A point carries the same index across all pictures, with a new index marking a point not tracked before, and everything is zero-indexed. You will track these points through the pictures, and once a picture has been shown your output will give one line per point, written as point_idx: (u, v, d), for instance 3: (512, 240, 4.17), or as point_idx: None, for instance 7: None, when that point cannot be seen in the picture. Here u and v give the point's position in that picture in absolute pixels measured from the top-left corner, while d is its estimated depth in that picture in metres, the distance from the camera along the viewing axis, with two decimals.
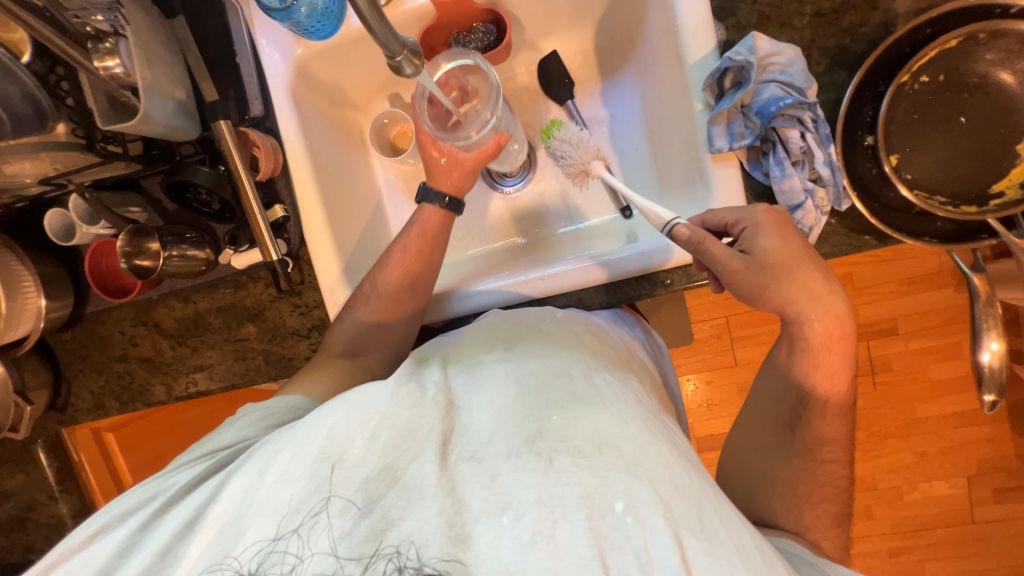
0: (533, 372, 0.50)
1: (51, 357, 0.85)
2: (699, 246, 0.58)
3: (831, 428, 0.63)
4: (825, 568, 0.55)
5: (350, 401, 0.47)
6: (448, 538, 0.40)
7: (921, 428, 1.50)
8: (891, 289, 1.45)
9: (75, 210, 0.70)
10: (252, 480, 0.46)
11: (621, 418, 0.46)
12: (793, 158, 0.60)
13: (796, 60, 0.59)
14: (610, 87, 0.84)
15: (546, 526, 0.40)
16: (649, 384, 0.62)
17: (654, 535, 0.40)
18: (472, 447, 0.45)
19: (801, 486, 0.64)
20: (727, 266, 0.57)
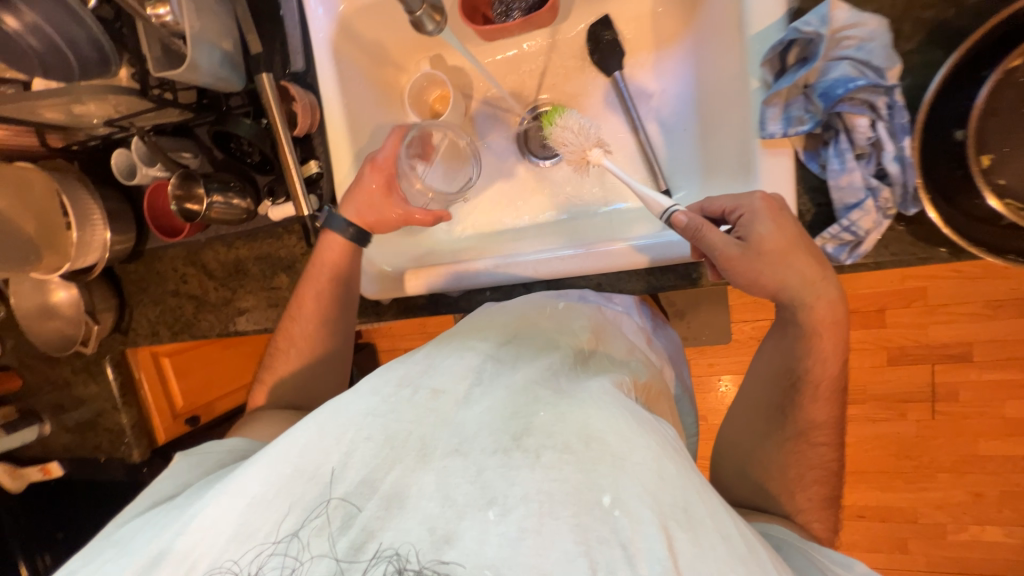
0: (522, 374, 0.52)
1: (117, 284, 0.95)
2: (694, 234, 0.55)
3: (819, 411, 0.59)
4: (810, 551, 0.52)
5: (324, 415, 0.48)
6: (430, 543, 0.39)
7: (981, 467, 1.36)
8: (971, 311, 1.29)
9: (136, 151, 0.76)
10: (221, 508, 0.45)
11: (610, 410, 0.46)
12: (858, 151, 0.53)
13: (879, 34, 0.51)
14: (664, 57, 0.77)
15: (534, 522, 0.39)
16: (647, 380, 0.60)
17: (643, 531, 0.39)
18: (457, 441, 0.45)
19: (791, 470, 0.60)
20: (721, 252, 0.54)
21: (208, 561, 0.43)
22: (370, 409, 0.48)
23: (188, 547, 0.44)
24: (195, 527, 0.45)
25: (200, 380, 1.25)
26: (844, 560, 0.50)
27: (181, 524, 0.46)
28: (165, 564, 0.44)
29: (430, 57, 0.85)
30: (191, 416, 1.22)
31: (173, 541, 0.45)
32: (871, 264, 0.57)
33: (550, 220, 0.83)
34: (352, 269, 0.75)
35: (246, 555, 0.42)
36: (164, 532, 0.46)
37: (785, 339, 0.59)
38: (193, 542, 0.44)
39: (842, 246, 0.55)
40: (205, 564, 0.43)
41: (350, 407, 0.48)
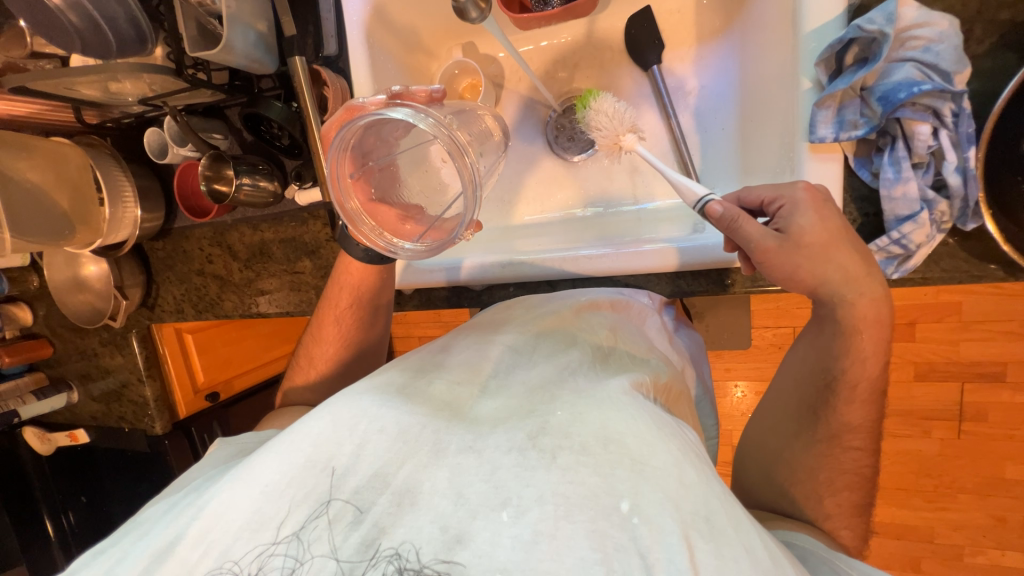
0: (538, 370, 0.53)
1: (145, 261, 0.97)
2: (729, 226, 0.52)
3: (853, 414, 0.56)
4: (840, 565, 0.49)
5: (338, 405, 0.48)
6: (442, 542, 0.39)
7: (1006, 491, 1.31)
8: (1008, 330, 1.23)
9: (168, 130, 0.77)
10: (235, 495, 0.45)
11: (630, 413, 0.45)
12: (916, 159, 0.50)
13: (950, 34, 0.47)
14: (707, 51, 0.74)
15: (547, 526, 0.39)
16: (668, 379, 0.58)
17: (663, 538, 0.38)
18: (471, 439, 0.44)
19: (821, 473, 0.58)
20: (757, 244, 0.51)
21: (216, 554, 0.43)
22: (384, 400, 0.48)
23: (200, 535, 0.44)
24: (204, 516, 0.45)
25: (220, 358, 1.28)
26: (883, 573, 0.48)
27: (195, 510, 0.46)
28: (175, 555, 0.44)
29: (462, 44, 0.84)
30: (211, 393, 1.24)
31: (187, 527, 0.45)
32: (918, 279, 0.54)
33: (579, 216, 0.83)
34: (370, 290, 0.74)
35: (247, 556, 0.42)
36: (178, 518, 0.47)
37: (820, 339, 0.56)
38: (206, 531, 0.44)
39: (889, 260, 0.53)
40: (212, 559, 0.43)
41: (361, 397, 0.49)
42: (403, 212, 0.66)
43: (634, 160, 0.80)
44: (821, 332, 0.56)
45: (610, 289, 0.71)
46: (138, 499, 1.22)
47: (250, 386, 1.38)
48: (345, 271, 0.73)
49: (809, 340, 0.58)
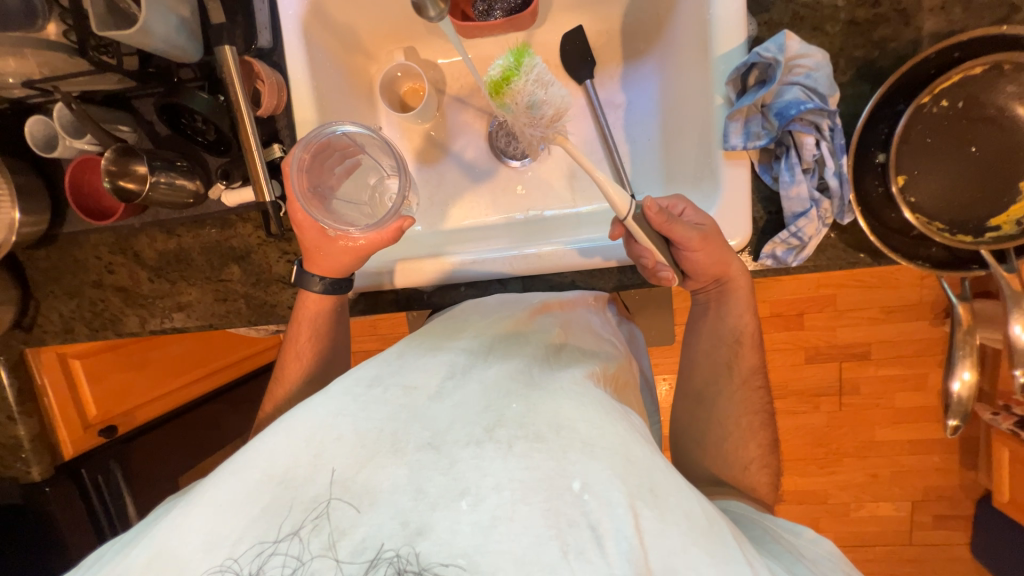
0: (495, 368, 0.51)
1: (19, 273, 0.82)
2: (665, 222, 0.58)
3: (750, 358, 0.67)
4: (765, 522, 0.56)
5: (286, 423, 0.45)
6: (403, 536, 0.38)
7: (876, 450, 1.57)
8: (869, 315, 1.49)
9: (60, 120, 0.67)
10: (189, 518, 0.42)
11: (580, 402, 0.47)
12: (805, 166, 0.59)
13: (824, 65, 0.58)
14: (632, 71, 0.82)
15: (506, 510, 0.39)
16: (616, 369, 0.62)
17: (613, 511, 0.40)
18: (430, 436, 0.43)
19: (743, 419, 0.65)
20: (690, 237, 0.58)
21: (171, 568, 0.40)
22: (338, 408, 0.46)
23: (153, 560, 0.41)
24: (166, 529, 0.42)
25: (118, 385, 1.10)
26: (793, 527, 0.56)
27: (149, 535, 0.43)
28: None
29: (403, 48, 0.85)
30: (108, 428, 1.07)
31: (136, 553, 0.42)
32: (810, 266, 0.65)
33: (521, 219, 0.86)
34: (330, 322, 0.73)
35: (247, 552, 0.39)
36: (128, 548, 0.43)
37: (720, 308, 0.67)
38: (161, 551, 0.41)
39: (788, 250, 0.63)
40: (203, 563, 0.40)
41: (315, 406, 0.46)
42: (350, 225, 0.68)
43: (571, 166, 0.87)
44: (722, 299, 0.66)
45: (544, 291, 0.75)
46: None
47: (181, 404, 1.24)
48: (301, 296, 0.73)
49: (711, 312, 0.68)
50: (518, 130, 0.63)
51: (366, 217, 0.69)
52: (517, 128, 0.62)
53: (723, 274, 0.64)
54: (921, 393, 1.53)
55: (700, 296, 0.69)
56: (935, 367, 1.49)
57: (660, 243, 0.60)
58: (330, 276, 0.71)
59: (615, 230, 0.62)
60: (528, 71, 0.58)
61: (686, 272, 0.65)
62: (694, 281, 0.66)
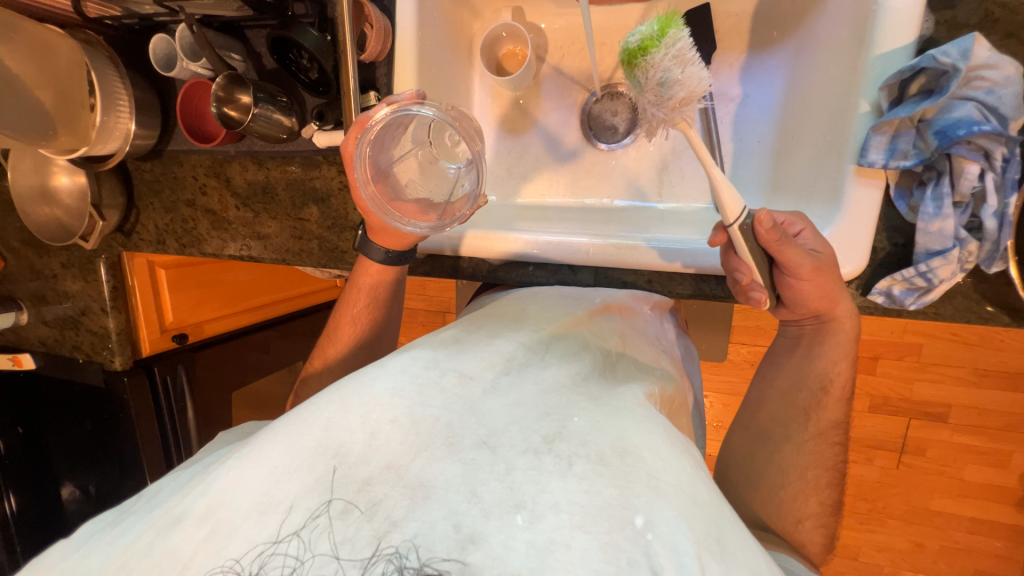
0: (552, 373, 0.49)
1: (128, 181, 0.89)
2: (777, 241, 0.52)
3: (833, 411, 0.61)
4: None
5: (348, 389, 0.47)
6: (455, 541, 0.37)
7: (930, 520, 1.43)
8: (958, 375, 1.32)
9: (179, 42, 0.70)
10: (242, 476, 0.43)
11: (646, 426, 0.44)
12: (957, 198, 0.51)
13: (1015, 80, 0.48)
14: (757, 60, 0.74)
15: (563, 536, 0.37)
16: (673, 392, 0.57)
17: (677, 557, 0.37)
18: (485, 434, 0.43)
19: (809, 471, 0.61)
20: (803, 267, 0.53)
21: (222, 535, 0.41)
22: (396, 388, 0.46)
23: (203, 513, 0.42)
24: (214, 495, 0.43)
25: (191, 299, 1.19)
26: None
27: (203, 486, 0.44)
28: (183, 529, 0.42)
29: (510, 8, 0.81)
30: (180, 334, 1.16)
31: (194, 501, 0.43)
32: (930, 314, 0.57)
33: (599, 206, 0.83)
34: (389, 291, 0.74)
35: (249, 554, 0.39)
36: (187, 493, 0.45)
37: (812, 349, 0.60)
38: (213, 508, 0.42)
39: (909, 291, 0.55)
40: (207, 562, 0.40)
41: (376, 383, 0.46)
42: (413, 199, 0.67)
43: (665, 158, 0.81)
44: (816, 334, 0.59)
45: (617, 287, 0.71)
46: (79, 438, 1.13)
47: (244, 325, 1.32)
48: (361, 265, 0.73)
49: (801, 350, 0.61)
50: (640, 109, 0.59)
51: (432, 187, 0.68)
52: (639, 106, 0.58)
53: (819, 310, 0.57)
54: (1000, 471, 1.36)
55: (793, 328, 0.62)
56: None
57: (764, 263, 0.54)
58: (394, 249, 0.70)
59: (718, 235, 0.57)
60: (669, 44, 0.54)
61: (783, 300, 0.59)
62: (791, 311, 0.59)
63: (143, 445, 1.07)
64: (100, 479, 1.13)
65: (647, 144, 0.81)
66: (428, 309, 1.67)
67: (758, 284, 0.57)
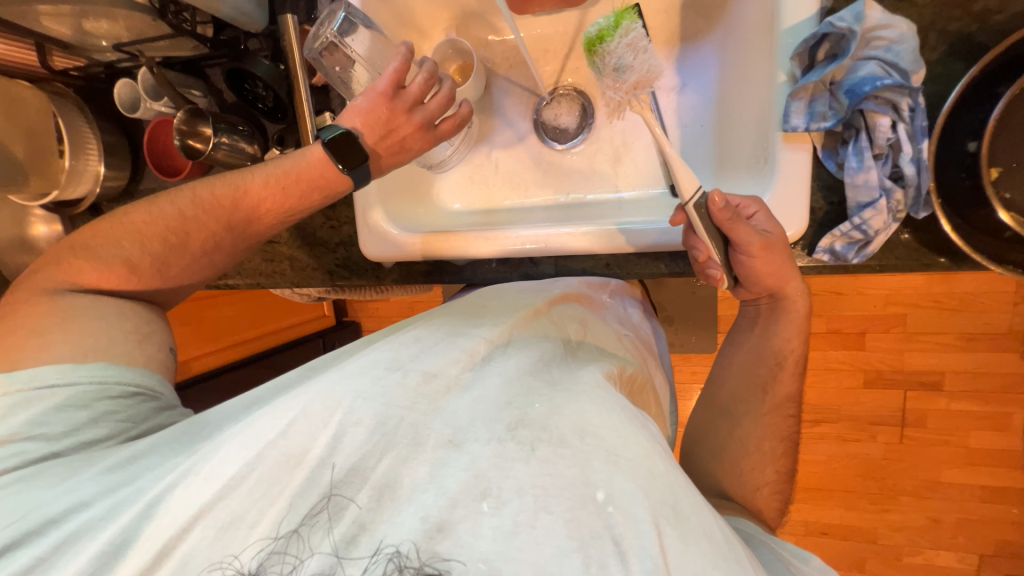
0: (514, 362, 0.50)
1: (103, 224, 0.91)
2: (729, 219, 0.54)
3: (788, 385, 0.62)
4: (776, 546, 0.53)
5: (309, 394, 0.45)
6: (422, 531, 0.38)
7: (941, 494, 1.40)
8: (945, 342, 1.33)
9: (142, 83, 0.73)
10: (194, 489, 0.42)
11: (601, 405, 0.45)
12: (876, 150, 0.54)
13: (908, 37, 0.52)
14: (689, 52, 0.78)
15: (528, 517, 0.38)
16: (633, 371, 0.59)
17: (636, 527, 0.38)
18: (451, 433, 0.43)
19: (766, 443, 0.61)
20: (753, 245, 0.55)
21: (190, 557, 0.40)
22: (358, 391, 0.45)
23: (159, 533, 0.41)
24: (168, 514, 0.42)
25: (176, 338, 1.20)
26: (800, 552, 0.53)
27: (146, 505, 0.42)
28: (137, 550, 0.41)
29: (455, 26, 0.86)
30: None
31: (144, 524, 0.42)
32: (874, 266, 0.59)
33: (561, 202, 0.86)
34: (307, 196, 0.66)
35: (247, 550, 0.40)
36: (128, 516, 0.42)
37: (767, 325, 0.62)
38: (173, 526, 0.41)
39: (850, 245, 0.57)
40: (204, 558, 0.40)
41: (336, 385, 0.46)
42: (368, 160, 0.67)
43: (617, 150, 0.84)
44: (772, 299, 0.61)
45: (578, 276, 0.73)
46: None
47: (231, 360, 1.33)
48: (304, 155, 0.65)
49: (759, 327, 0.63)
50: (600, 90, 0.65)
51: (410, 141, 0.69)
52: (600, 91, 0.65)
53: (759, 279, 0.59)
54: (1002, 434, 1.35)
55: (751, 306, 0.65)
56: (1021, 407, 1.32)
57: (718, 242, 0.57)
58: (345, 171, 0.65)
59: (677, 215, 0.61)
60: (622, 34, 0.59)
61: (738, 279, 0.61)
62: (748, 290, 0.62)
63: None
64: None
65: (599, 139, 0.85)
66: None
67: (714, 265, 0.59)
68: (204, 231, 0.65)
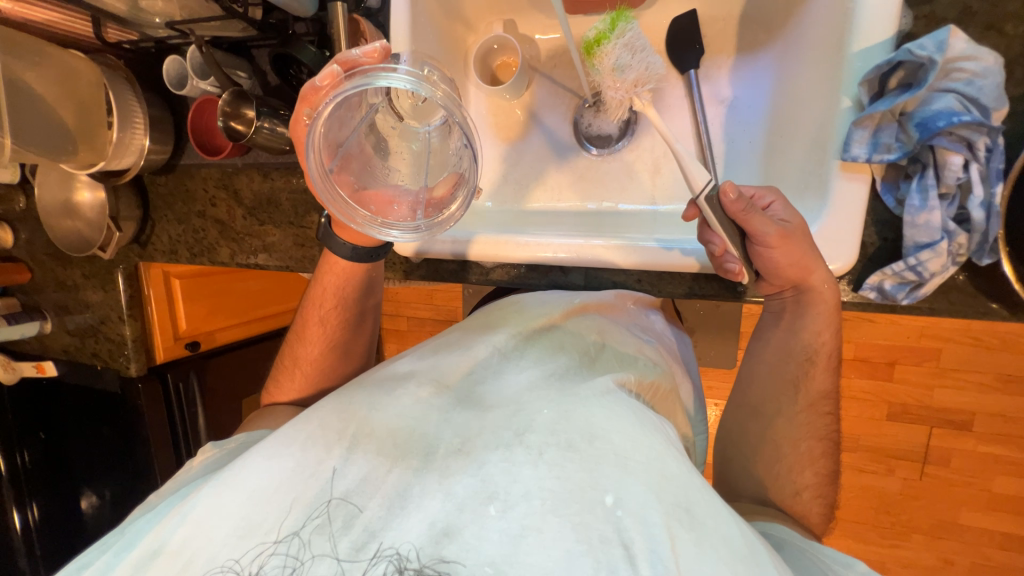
0: (526, 375, 0.51)
1: (144, 195, 0.94)
2: (742, 211, 0.55)
3: (821, 381, 0.61)
4: (814, 550, 0.51)
5: (329, 407, 0.49)
6: (429, 537, 0.39)
7: (958, 536, 1.36)
8: (980, 381, 1.27)
9: (190, 62, 0.73)
10: (216, 502, 0.44)
11: (615, 413, 0.45)
12: (942, 189, 0.51)
13: (994, 71, 0.48)
14: (745, 62, 0.74)
15: (535, 520, 0.38)
16: (655, 378, 0.57)
17: (648, 531, 0.38)
18: (459, 441, 0.44)
19: (803, 442, 0.61)
20: (771, 235, 0.54)
21: (204, 562, 0.41)
22: (370, 403, 0.48)
23: (181, 543, 0.43)
24: (189, 523, 0.43)
25: (204, 308, 1.24)
26: (844, 558, 0.49)
27: (178, 516, 0.44)
28: (162, 559, 0.43)
29: (503, 21, 0.84)
30: (192, 342, 1.22)
31: (172, 532, 0.44)
32: (925, 309, 0.56)
33: (593, 209, 0.84)
34: (359, 284, 0.73)
35: (248, 554, 0.41)
36: (164, 525, 0.45)
37: (794, 320, 0.61)
38: (188, 538, 0.43)
39: (900, 285, 0.54)
40: (209, 561, 0.41)
41: (350, 401, 0.49)
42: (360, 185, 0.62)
43: (656, 162, 0.82)
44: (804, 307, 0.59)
45: (608, 288, 0.71)
46: (98, 443, 1.17)
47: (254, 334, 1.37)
48: (327, 262, 0.71)
49: (785, 323, 0.62)
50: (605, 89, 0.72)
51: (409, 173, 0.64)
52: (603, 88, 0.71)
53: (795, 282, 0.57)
54: None
55: (774, 301, 0.63)
56: None
57: (735, 234, 0.57)
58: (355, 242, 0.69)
59: (690, 212, 0.61)
60: (619, 37, 0.67)
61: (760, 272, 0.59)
62: (770, 284, 0.60)
63: (156, 450, 1.12)
64: (117, 483, 1.17)
65: (640, 148, 0.83)
66: (435, 317, 1.70)
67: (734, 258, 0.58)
68: (308, 351, 0.73)
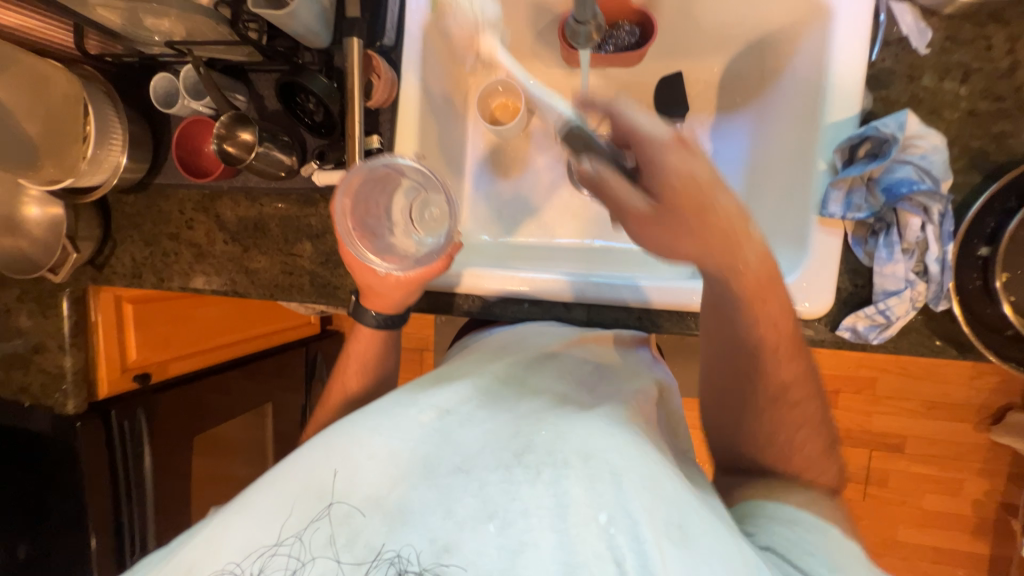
0: (524, 406, 0.49)
1: (106, 213, 0.86)
2: (603, 181, 0.53)
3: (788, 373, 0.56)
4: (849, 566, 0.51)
5: (329, 433, 0.49)
6: (430, 551, 0.40)
7: (898, 553, 1.47)
8: (911, 409, 1.42)
9: (184, 81, 0.71)
10: (228, 516, 0.46)
11: (611, 432, 0.45)
12: (905, 245, 0.59)
13: (940, 148, 0.57)
14: (725, 121, 0.83)
15: (533, 535, 0.40)
16: (648, 401, 0.59)
17: (638, 545, 0.39)
18: (460, 460, 0.44)
19: None
20: (631, 210, 0.52)
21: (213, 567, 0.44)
22: (376, 427, 0.47)
23: (191, 558, 0.45)
24: (201, 542, 0.46)
25: (157, 336, 1.14)
26: None
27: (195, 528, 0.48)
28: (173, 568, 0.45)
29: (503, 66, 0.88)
30: (142, 373, 1.10)
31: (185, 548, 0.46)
32: (890, 348, 0.63)
33: (585, 245, 0.88)
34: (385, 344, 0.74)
35: (252, 558, 0.43)
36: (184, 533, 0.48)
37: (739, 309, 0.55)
38: (200, 550, 0.45)
39: (871, 327, 0.61)
40: (213, 563, 0.44)
41: (354, 424, 0.48)
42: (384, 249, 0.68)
43: None
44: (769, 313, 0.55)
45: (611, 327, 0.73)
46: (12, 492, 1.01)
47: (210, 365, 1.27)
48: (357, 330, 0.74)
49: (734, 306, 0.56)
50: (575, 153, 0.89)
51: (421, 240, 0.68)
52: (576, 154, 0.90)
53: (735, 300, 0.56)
54: (956, 501, 1.43)
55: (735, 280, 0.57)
56: (974, 475, 1.41)
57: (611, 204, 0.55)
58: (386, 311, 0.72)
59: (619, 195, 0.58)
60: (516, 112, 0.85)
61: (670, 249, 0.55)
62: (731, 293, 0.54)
63: (89, 497, 0.98)
64: (34, 538, 1.01)
65: None
66: (407, 347, 1.66)
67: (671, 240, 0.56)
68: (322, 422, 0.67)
